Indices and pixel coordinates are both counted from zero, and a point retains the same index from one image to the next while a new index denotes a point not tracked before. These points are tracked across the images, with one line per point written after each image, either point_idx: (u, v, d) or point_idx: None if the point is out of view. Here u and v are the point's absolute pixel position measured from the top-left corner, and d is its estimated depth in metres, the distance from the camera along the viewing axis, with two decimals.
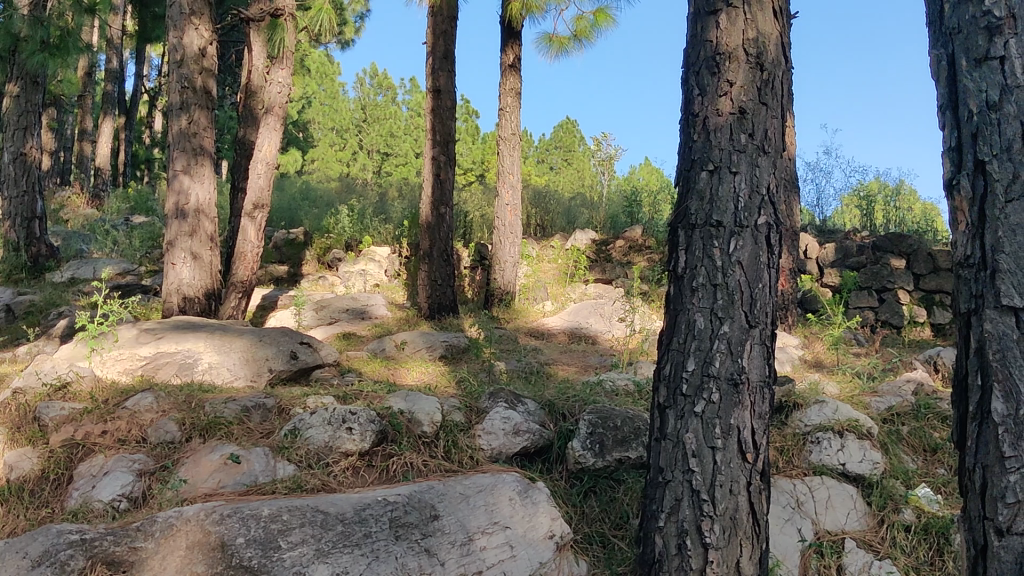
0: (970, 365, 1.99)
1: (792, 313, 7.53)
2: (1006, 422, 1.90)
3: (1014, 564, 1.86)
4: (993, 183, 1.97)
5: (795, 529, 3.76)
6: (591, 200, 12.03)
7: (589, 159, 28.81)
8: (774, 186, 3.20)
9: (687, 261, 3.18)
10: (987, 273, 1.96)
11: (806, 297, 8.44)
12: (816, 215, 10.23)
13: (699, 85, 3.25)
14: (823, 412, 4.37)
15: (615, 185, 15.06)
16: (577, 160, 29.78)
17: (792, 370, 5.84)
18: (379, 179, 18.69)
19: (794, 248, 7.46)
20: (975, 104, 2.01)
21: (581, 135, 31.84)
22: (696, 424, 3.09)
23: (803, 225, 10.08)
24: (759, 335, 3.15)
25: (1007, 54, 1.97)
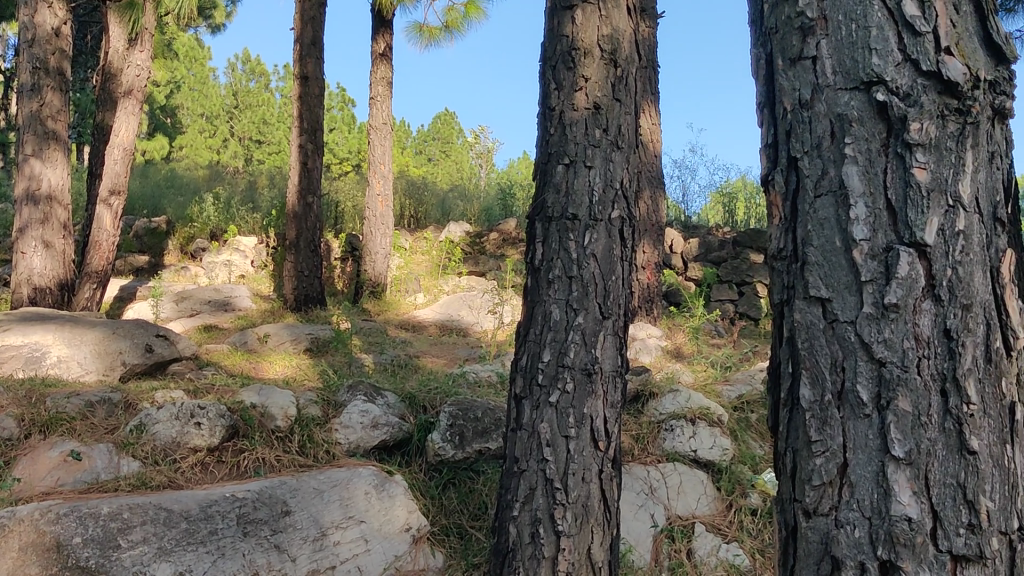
0: (780, 353, 1.40)
1: (658, 305, 7.65)
2: (812, 409, 1.32)
3: (818, 558, 1.30)
4: (803, 181, 1.36)
5: (648, 515, 3.85)
6: (466, 191, 12.03)
7: (466, 153, 28.78)
8: (627, 181, 3.29)
9: (544, 254, 3.18)
10: (797, 265, 1.36)
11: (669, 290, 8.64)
12: (682, 211, 10.49)
13: (555, 79, 3.27)
14: (677, 400, 4.52)
15: (493, 178, 15.09)
16: (455, 152, 29.67)
17: (655, 361, 5.96)
18: (252, 169, 18.18)
19: (659, 243, 7.63)
20: (789, 106, 1.39)
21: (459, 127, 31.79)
22: (551, 414, 3.12)
23: (670, 220, 10.31)
24: (612, 327, 3.22)
25: (820, 54, 1.34)
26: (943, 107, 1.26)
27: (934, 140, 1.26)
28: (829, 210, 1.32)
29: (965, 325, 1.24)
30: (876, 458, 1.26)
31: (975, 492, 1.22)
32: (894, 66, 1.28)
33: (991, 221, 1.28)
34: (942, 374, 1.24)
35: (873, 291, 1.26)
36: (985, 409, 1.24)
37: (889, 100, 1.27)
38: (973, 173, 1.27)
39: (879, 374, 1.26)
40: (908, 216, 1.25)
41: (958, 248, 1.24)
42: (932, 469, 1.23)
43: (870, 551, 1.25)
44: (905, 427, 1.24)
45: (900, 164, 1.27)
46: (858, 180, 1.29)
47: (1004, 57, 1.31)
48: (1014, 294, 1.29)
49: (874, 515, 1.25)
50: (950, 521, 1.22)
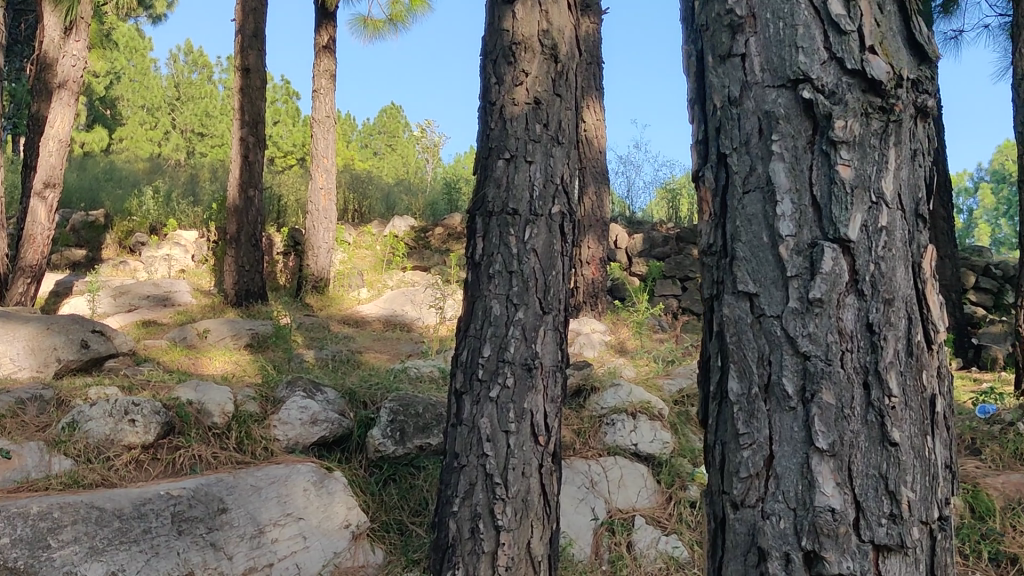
0: (709, 347, 1.41)
1: (603, 300, 7.68)
2: (740, 402, 1.34)
3: (744, 549, 1.32)
4: (731, 178, 1.37)
5: (588, 509, 3.88)
6: (411, 185, 11.98)
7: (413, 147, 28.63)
8: (567, 177, 3.31)
9: (484, 249, 3.17)
10: (725, 261, 1.37)
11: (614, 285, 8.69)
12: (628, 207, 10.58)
13: (495, 74, 3.27)
14: (618, 394, 4.55)
15: (439, 172, 15.05)
16: (401, 146, 29.48)
17: (599, 355, 5.99)
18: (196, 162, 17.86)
19: (603, 238, 7.67)
20: (718, 103, 1.39)
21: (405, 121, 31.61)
22: (491, 409, 3.10)
23: (615, 215, 10.37)
24: (552, 322, 3.23)
25: (749, 51, 1.35)
26: (867, 104, 1.28)
27: (858, 138, 1.28)
28: (757, 206, 1.33)
29: (886, 319, 1.27)
30: (801, 451, 1.27)
31: (896, 483, 1.25)
32: (819, 63, 1.29)
33: (912, 217, 1.31)
34: (864, 366, 1.26)
35: (799, 286, 1.28)
36: (906, 401, 1.27)
37: (815, 98, 1.29)
38: (895, 171, 1.30)
39: (803, 367, 1.28)
40: (832, 212, 1.27)
41: (879, 244, 1.27)
42: (855, 461, 1.25)
43: (795, 541, 1.26)
44: (829, 420, 1.26)
45: (825, 161, 1.29)
46: (784, 177, 1.30)
47: (927, 56, 1.34)
48: (932, 290, 1.33)
49: (798, 506, 1.26)
50: (872, 511, 1.24)
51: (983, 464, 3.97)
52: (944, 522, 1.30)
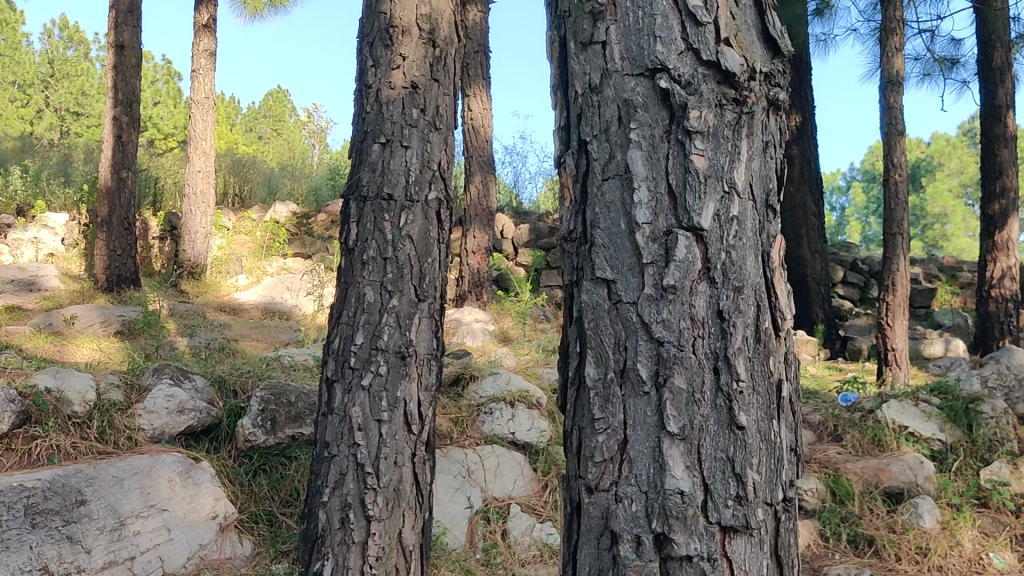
0: (568, 332, 1.41)
1: (488, 290, 7.68)
2: (596, 387, 1.34)
3: (599, 533, 1.32)
4: (591, 165, 1.36)
5: (464, 497, 3.87)
6: (295, 169, 11.76)
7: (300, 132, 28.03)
8: (444, 163, 3.30)
9: (358, 234, 3.13)
10: (585, 247, 1.37)
11: (498, 275, 8.73)
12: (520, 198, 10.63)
13: (372, 57, 3.22)
14: (497, 383, 4.55)
15: (327, 157, 14.79)
16: (288, 130, 28.86)
17: (481, 345, 5.98)
18: (71, 141, 17.08)
19: (488, 227, 7.68)
20: (579, 89, 1.39)
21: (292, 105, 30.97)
22: (363, 398, 3.06)
23: (503, 205, 10.39)
24: (427, 309, 3.21)
25: (609, 39, 1.35)
26: (722, 96, 1.31)
27: (712, 129, 1.30)
28: (616, 193, 1.33)
29: (736, 306, 1.31)
30: (653, 434, 1.29)
31: (743, 465, 1.29)
32: (676, 54, 1.31)
33: (763, 207, 1.36)
34: (715, 352, 1.30)
35: (654, 272, 1.29)
36: (753, 386, 1.32)
37: (671, 88, 1.30)
38: (747, 161, 1.34)
39: (657, 353, 1.29)
40: (686, 201, 1.29)
41: (731, 232, 1.31)
42: (705, 444, 1.28)
43: (645, 524, 1.28)
44: (680, 404, 1.28)
45: (680, 150, 1.30)
46: (641, 165, 1.31)
47: (779, 50, 1.38)
48: (778, 279, 1.38)
49: (650, 489, 1.28)
50: (719, 493, 1.28)
51: (844, 449, 4.13)
52: (788, 503, 1.35)
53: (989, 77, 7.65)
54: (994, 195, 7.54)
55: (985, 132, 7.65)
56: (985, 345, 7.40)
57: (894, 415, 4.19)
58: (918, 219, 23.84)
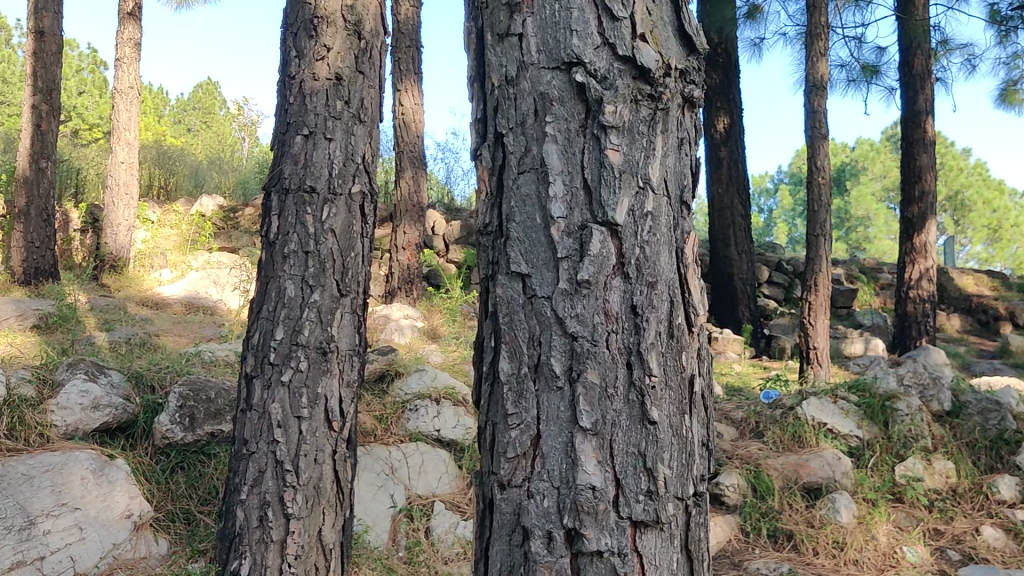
0: (482, 327, 1.39)
1: (418, 287, 7.62)
2: (509, 383, 1.32)
3: (513, 529, 1.31)
4: (507, 158, 1.35)
5: (387, 495, 3.83)
6: (221, 161, 11.54)
7: (230, 125, 27.52)
8: (369, 156, 3.26)
9: (279, 228, 3.07)
10: (500, 241, 1.35)
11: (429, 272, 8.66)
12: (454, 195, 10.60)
13: (296, 47, 3.16)
14: (422, 379, 4.52)
15: (256, 150, 14.54)
16: (217, 123, 28.31)
17: (411, 341, 5.93)
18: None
19: (419, 223, 7.63)
20: (496, 81, 1.37)
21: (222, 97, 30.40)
22: (283, 394, 3.00)
23: (434, 201, 10.33)
24: (350, 304, 3.17)
25: (526, 31, 1.34)
26: (637, 91, 1.31)
27: (627, 124, 1.30)
28: (531, 186, 1.32)
29: (650, 301, 1.31)
30: (566, 430, 1.28)
31: (654, 460, 1.30)
32: (592, 48, 1.30)
33: (677, 204, 1.37)
34: (628, 347, 1.30)
35: (569, 267, 1.29)
36: (665, 380, 1.32)
37: (586, 82, 1.30)
38: (661, 157, 1.34)
39: (571, 348, 1.28)
40: (601, 195, 1.29)
41: (645, 228, 1.31)
42: (616, 439, 1.29)
43: (557, 520, 1.28)
44: (592, 399, 1.28)
45: (596, 145, 1.30)
46: (557, 158, 1.31)
47: (694, 47, 1.39)
48: (692, 275, 1.39)
49: (561, 485, 1.28)
50: (630, 488, 1.28)
51: (766, 446, 4.18)
52: (699, 498, 1.37)
53: (910, 83, 7.85)
54: (913, 198, 7.74)
55: (906, 137, 7.84)
56: (903, 345, 7.59)
57: (814, 412, 4.26)
58: (843, 222, 24.40)
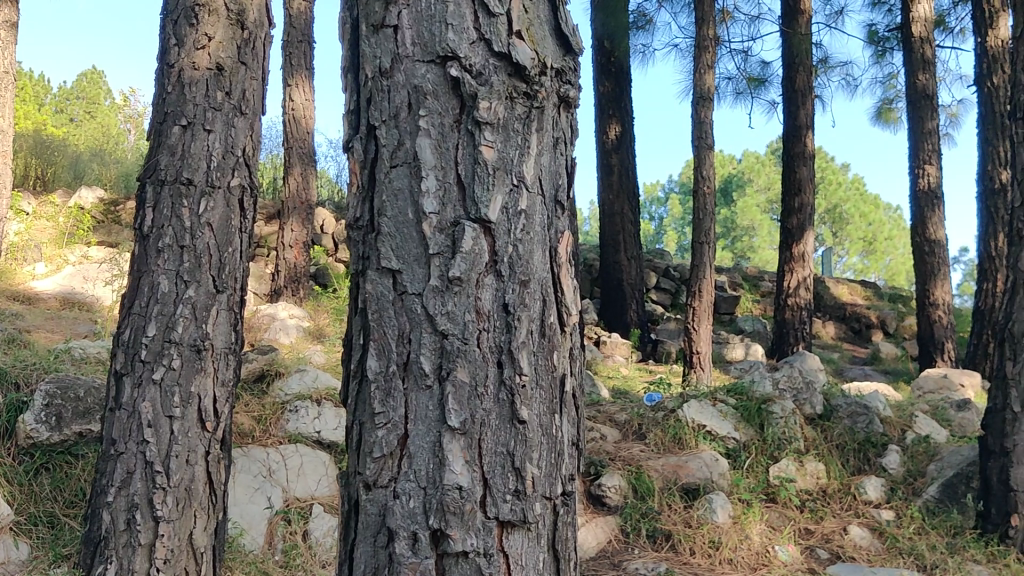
0: (353, 324, 1.35)
1: (305, 286, 7.47)
2: (377, 380, 1.29)
3: (381, 529, 1.28)
4: (379, 151, 1.32)
5: (264, 498, 3.72)
6: (104, 152, 11.12)
7: (115, 116, 26.51)
8: (250, 150, 3.17)
9: (154, 220, 2.96)
10: (371, 235, 1.32)
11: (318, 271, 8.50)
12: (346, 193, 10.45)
13: (175, 35, 3.06)
14: (303, 379, 4.44)
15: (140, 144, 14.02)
16: (101, 113, 27.24)
17: (297, 342, 5.80)
18: None
19: (308, 222, 7.50)
20: (370, 73, 1.35)
21: (106, 87, 29.27)
22: (154, 393, 2.88)
23: (324, 199, 10.15)
24: (226, 301, 3.04)
25: (401, 23, 1.32)
26: (513, 88, 1.30)
27: (502, 121, 1.29)
28: (403, 181, 1.30)
29: (521, 300, 1.30)
30: (434, 429, 1.26)
31: (522, 460, 1.29)
32: (467, 43, 1.29)
33: (551, 202, 1.36)
34: (499, 346, 1.28)
35: (440, 263, 1.27)
36: (535, 380, 1.32)
37: (461, 77, 1.28)
38: (536, 156, 1.33)
39: (441, 346, 1.26)
40: (474, 192, 1.28)
41: (518, 226, 1.30)
42: (485, 438, 1.27)
43: (422, 521, 1.26)
44: (462, 398, 1.26)
45: (469, 140, 1.28)
46: (430, 153, 1.29)
47: (571, 47, 1.39)
48: (566, 274, 1.39)
49: (428, 485, 1.26)
50: (498, 488, 1.27)
51: (648, 447, 4.24)
52: (567, 497, 1.37)
53: (792, 98, 8.11)
54: (793, 210, 8.00)
55: (787, 150, 8.10)
56: (781, 351, 7.81)
57: (693, 415, 4.35)
58: (729, 231, 25.00)
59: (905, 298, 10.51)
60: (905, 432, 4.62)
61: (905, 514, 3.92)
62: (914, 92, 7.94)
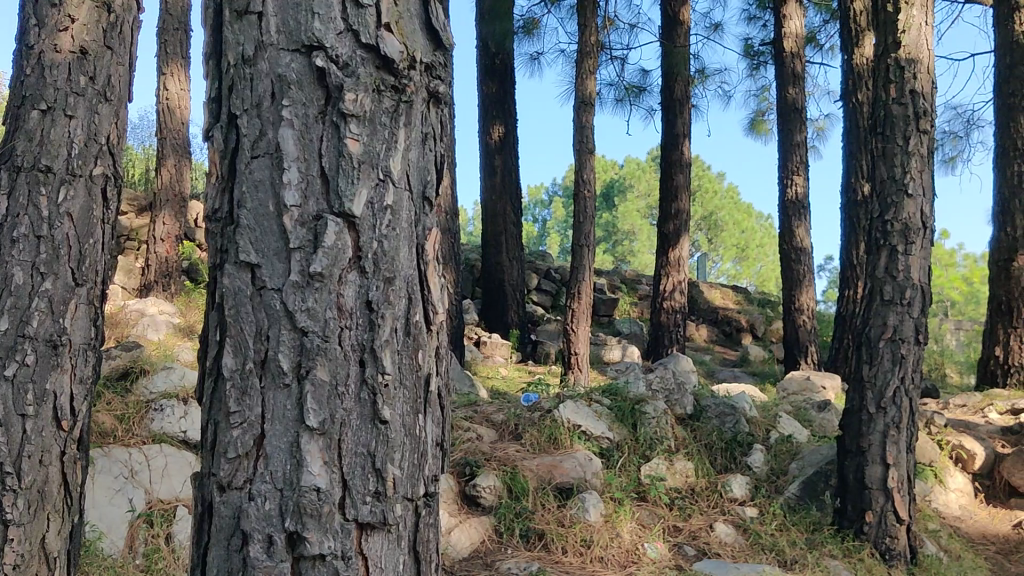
0: (209, 320, 1.30)
1: (176, 281, 7.22)
2: (233, 379, 1.25)
3: (236, 532, 1.24)
4: (240, 140, 1.28)
5: (125, 500, 3.55)
6: None
7: None
8: (115, 138, 2.92)
9: (7, 208, 2.70)
10: (229, 228, 1.28)
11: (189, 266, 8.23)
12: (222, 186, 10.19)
13: (36, 14, 2.83)
14: (169, 378, 4.26)
15: None
16: None
17: (166, 338, 5.60)
18: None
19: (180, 215, 7.26)
20: (231, 60, 1.30)
21: None
22: (3, 389, 2.58)
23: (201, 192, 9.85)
24: (86, 295, 2.77)
25: (266, 10, 1.28)
26: (379, 81, 1.28)
27: (368, 114, 1.27)
28: (265, 172, 1.26)
29: (386, 297, 1.28)
30: (291, 429, 1.23)
31: (383, 461, 1.27)
32: (334, 33, 1.26)
33: (419, 199, 1.34)
34: (361, 344, 1.26)
35: (301, 258, 1.23)
36: (398, 379, 1.30)
37: (327, 67, 1.25)
38: (403, 151, 1.31)
39: (300, 343, 1.23)
40: (338, 185, 1.25)
41: (383, 221, 1.28)
42: (345, 438, 1.25)
43: (278, 523, 1.22)
44: (321, 397, 1.23)
45: (334, 132, 1.25)
46: (293, 144, 1.25)
47: (441, 42, 1.38)
48: (433, 272, 1.38)
49: (284, 486, 1.22)
50: (357, 489, 1.25)
51: (524, 448, 4.21)
52: (429, 498, 1.35)
53: (670, 107, 8.29)
54: (669, 215, 8.17)
55: (665, 157, 8.26)
56: (656, 353, 7.97)
57: (569, 415, 4.37)
58: (610, 235, 25.39)
59: (773, 302, 10.89)
60: (770, 432, 4.79)
61: (768, 511, 4.05)
62: (785, 105, 8.23)
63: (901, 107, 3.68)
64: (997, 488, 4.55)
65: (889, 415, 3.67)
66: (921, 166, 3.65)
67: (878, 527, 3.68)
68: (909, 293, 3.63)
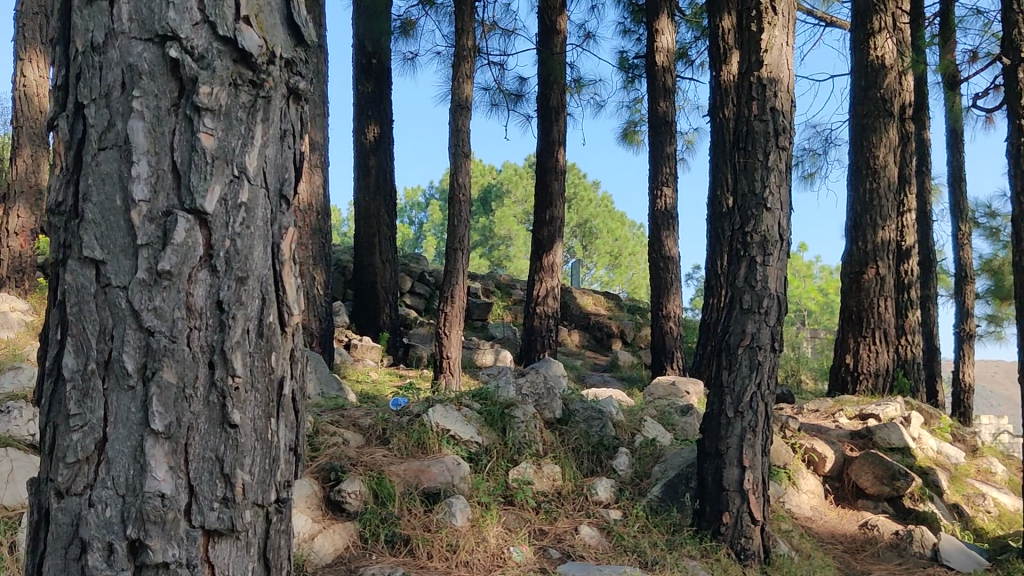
0: (49, 319, 1.24)
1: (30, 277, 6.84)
2: (74, 379, 1.20)
3: (74, 543, 1.19)
4: (87, 131, 1.23)
5: None
6: None
7: None
8: None
9: None
10: (73, 223, 1.23)
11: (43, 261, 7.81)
12: None
13: None
14: (18, 379, 4.06)
15: None
16: None
17: (17, 337, 5.31)
18: None
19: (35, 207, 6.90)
20: (79, 47, 1.26)
21: None
22: None
23: None
24: None
25: None
26: (236, 76, 1.26)
27: (223, 108, 1.25)
28: (113, 164, 1.22)
29: (238, 298, 1.26)
30: (135, 432, 1.20)
31: (232, 466, 1.26)
32: (190, 24, 1.24)
33: (275, 197, 1.33)
34: (211, 345, 1.24)
35: (149, 255, 1.20)
36: (250, 382, 1.28)
37: (181, 58, 1.23)
38: (259, 147, 1.30)
39: (146, 343, 1.20)
40: (190, 180, 1.22)
41: (237, 219, 1.26)
42: (192, 442, 1.22)
43: (119, 530, 1.19)
44: (167, 400, 1.20)
45: (187, 126, 1.23)
46: (142, 137, 1.22)
47: (301, 38, 1.38)
48: (289, 273, 1.36)
49: (127, 492, 1.19)
50: (204, 495, 1.23)
51: (391, 452, 4.15)
52: (281, 504, 1.35)
53: (546, 114, 8.37)
54: (543, 222, 8.25)
55: (540, 164, 8.33)
56: (529, 357, 8.03)
57: (438, 419, 4.32)
58: (486, 239, 25.46)
59: (643, 309, 11.14)
60: (635, 435, 4.91)
61: (631, 513, 4.14)
62: (655, 117, 8.43)
63: (763, 123, 3.82)
64: (845, 490, 4.77)
65: (746, 419, 3.80)
66: (779, 181, 3.80)
67: (735, 527, 3.80)
68: (766, 302, 3.77)
